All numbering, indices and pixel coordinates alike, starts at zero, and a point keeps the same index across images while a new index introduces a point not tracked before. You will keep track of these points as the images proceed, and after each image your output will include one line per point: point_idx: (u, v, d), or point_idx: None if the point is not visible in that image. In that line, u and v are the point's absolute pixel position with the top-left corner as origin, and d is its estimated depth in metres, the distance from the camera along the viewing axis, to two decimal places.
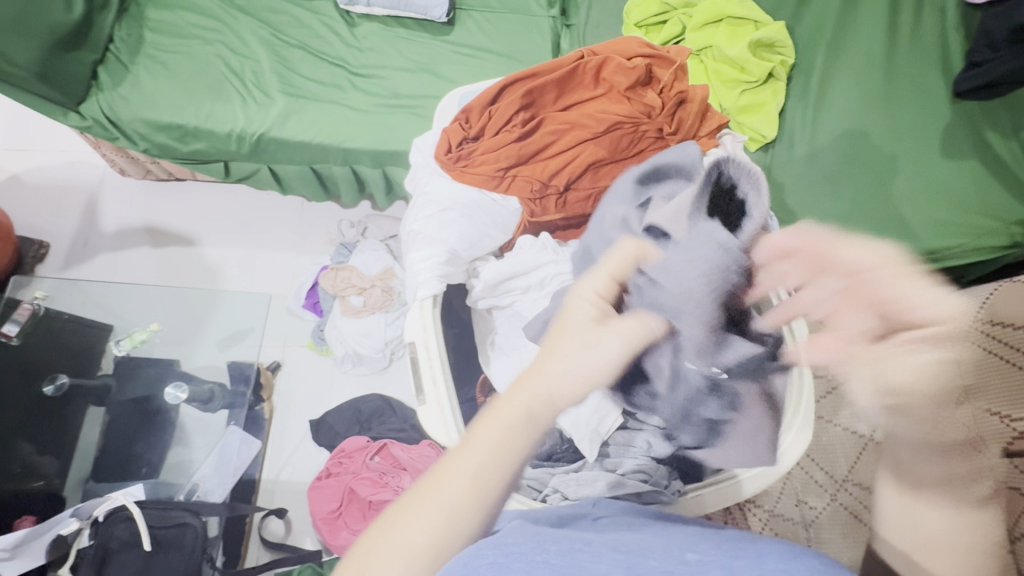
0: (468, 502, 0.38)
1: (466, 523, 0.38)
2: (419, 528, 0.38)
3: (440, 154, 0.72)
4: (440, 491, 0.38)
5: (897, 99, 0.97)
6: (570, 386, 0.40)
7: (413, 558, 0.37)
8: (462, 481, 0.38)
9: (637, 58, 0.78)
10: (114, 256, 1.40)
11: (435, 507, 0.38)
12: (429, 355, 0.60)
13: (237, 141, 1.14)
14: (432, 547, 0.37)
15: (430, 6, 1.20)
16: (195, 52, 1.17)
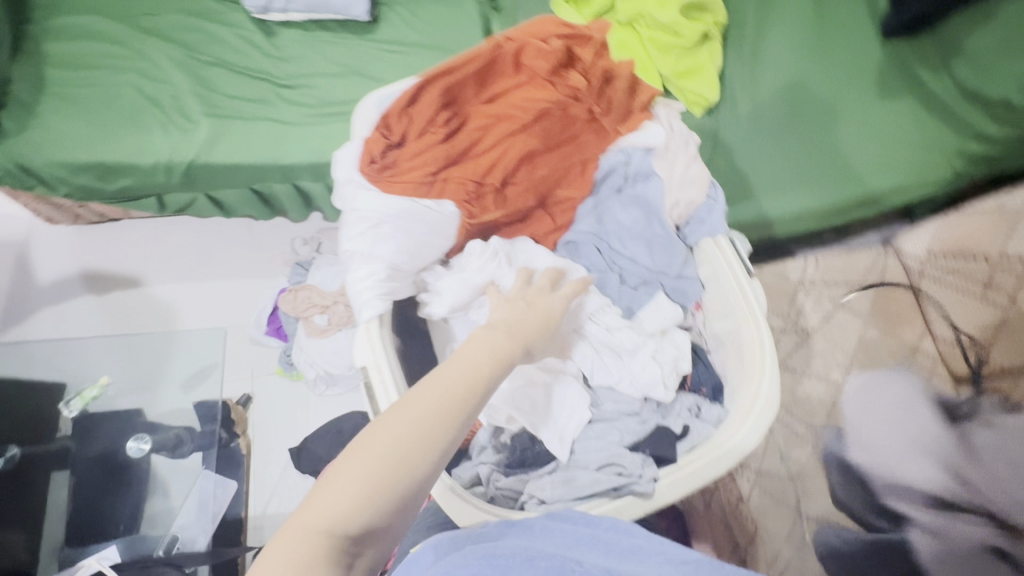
0: (461, 396, 0.45)
1: (461, 415, 0.44)
2: (421, 405, 0.43)
3: (362, 166, 0.66)
4: (440, 381, 0.45)
5: (831, 43, 0.98)
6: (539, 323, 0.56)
7: (427, 429, 0.42)
8: (458, 379, 0.46)
9: (552, 40, 0.74)
10: (57, 309, 1.33)
11: (446, 392, 0.44)
12: (383, 379, 0.57)
13: (165, 171, 1.07)
14: (434, 423, 0.42)
15: (350, 5, 1.14)
16: (106, 83, 1.09)
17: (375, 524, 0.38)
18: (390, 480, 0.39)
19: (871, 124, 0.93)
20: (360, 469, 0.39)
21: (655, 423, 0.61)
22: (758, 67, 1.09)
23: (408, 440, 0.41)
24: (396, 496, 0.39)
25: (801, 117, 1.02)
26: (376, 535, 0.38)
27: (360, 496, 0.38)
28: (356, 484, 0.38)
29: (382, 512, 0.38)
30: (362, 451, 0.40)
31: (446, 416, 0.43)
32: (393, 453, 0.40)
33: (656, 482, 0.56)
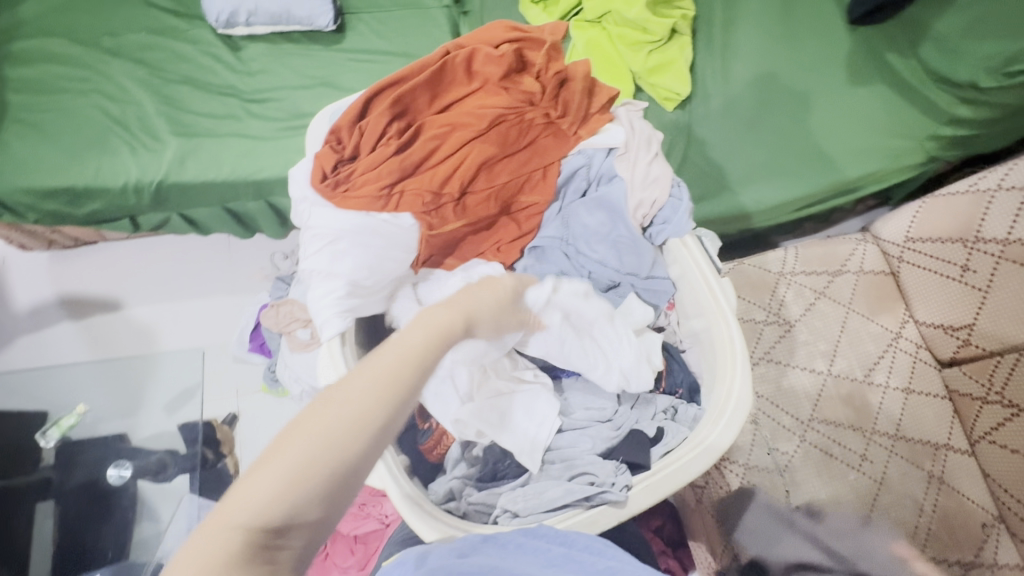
0: (406, 371, 0.40)
1: (404, 397, 0.39)
2: (360, 386, 0.38)
3: (315, 182, 0.67)
4: (383, 357, 0.40)
5: (799, 35, 1.04)
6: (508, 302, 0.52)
7: (365, 407, 0.37)
8: (404, 355, 0.41)
9: (503, 45, 0.73)
10: (34, 338, 1.30)
11: (389, 366, 0.39)
12: None
13: (135, 193, 1.06)
14: (372, 405, 0.37)
15: (314, 15, 1.13)
16: (69, 106, 1.08)
17: (300, 517, 0.34)
18: (318, 465, 0.35)
19: (842, 111, 0.99)
20: (285, 459, 0.34)
21: (628, 428, 0.63)
22: (728, 60, 1.08)
23: (340, 425, 0.36)
24: (327, 485, 0.35)
25: (773, 106, 1.03)
26: (303, 529, 0.34)
27: (283, 488, 0.34)
28: (279, 477, 0.34)
29: (310, 501, 0.34)
30: (292, 436, 0.36)
31: (387, 398, 0.38)
32: (321, 440, 0.35)
33: (629, 489, 0.55)
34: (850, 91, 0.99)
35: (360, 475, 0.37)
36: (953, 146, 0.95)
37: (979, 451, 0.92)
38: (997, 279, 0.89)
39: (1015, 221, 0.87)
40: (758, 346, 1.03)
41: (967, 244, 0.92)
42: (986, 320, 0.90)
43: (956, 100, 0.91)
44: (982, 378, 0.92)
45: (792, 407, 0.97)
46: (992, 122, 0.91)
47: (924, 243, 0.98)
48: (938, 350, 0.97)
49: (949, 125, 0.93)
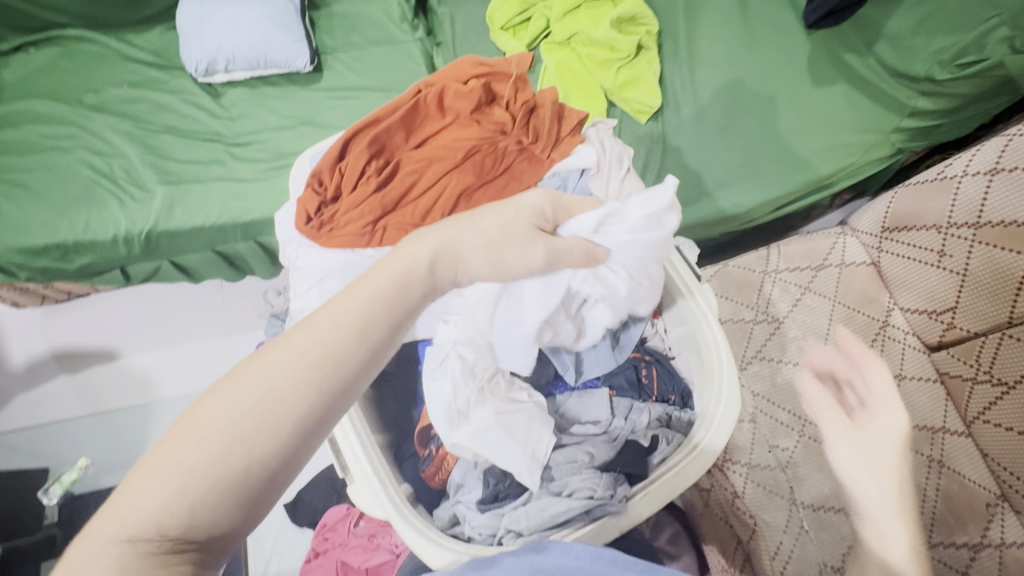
0: (316, 355, 0.39)
1: (314, 391, 0.38)
2: (263, 382, 0.37)
3: (300, 224, 0.70)
4: (289, 346, 0.39)
5: (760, 42, 1.07)
6: (473, 253, 0.48)
7: (268, 399, 0.37)
8: (317, 342, 0.39)
9: (471, 80, 0.77)
10: (33, 396, 1.30)
11: (294, 352, 0.38)
12: (344, 431, 0.58)
13: (125, 244, 1.07)
14: (278, 400, 0.37)
15: (292, 58, 1.16)
16: (55, 164, 1.09)
17: (203, 520, 0.34)
18: (213, 468, 0.34)
19: (805, 111, 1.03)
20: (178, 463, 0.34)
21: (624, 439, 0.63)
22: (695, 70, 1.12)
23: (241, 424, 0.36)
24: (227, 485, 0.35)
25: (742, 111, 1.07)
26: (206, 530, 0.34)
27: (176, 490, 0.34)
28: (174, 480, 0.34)
29: (210, 504, 0.34)
30: (187, 435, 0.35)
31: (293, 394, 0.37)
32: (218, 442, 0.35)
33: (628, 499, 0.58)
34: (814, 92, 1.02)
35: (268, 474, 0.36)
36: (917, 136, 0.98)
37: (976, 432, 0.90)
38: (974, 262, 0.88)
39: (982, 206, 0.86)
40: (749, 346, 1.07)
41: (942, 230, 0.92)
42: (966, 304, 0.90)
43: (916, 94, 0.94)
44: (970, 360, 0.90)
45: (789, 403, 0.98)
46: (952, 111, 0.93)
47: (900, 232, 1.00)
48: (923, 335, 0.98)
49: (913, 117, 0.96)
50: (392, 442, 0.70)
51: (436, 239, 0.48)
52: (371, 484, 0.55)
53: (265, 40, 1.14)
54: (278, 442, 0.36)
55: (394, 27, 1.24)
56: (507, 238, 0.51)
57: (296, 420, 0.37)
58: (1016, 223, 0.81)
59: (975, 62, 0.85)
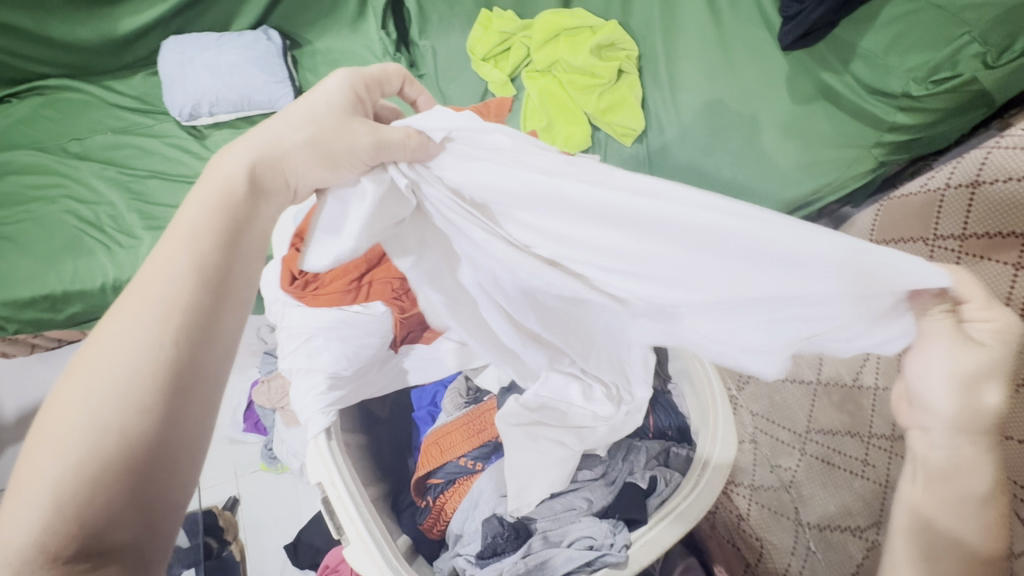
0: (163, 300, 0.34)
1: (160, 327, 0.33)
2: (105, 349, 0.32)
3: (284, 286, 0.62)
4: (122, 309, 0.33)
5: (739, 62, 1.07)
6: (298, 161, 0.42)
7: (122, 363, 0.31)
8: (154, 290, 0.34)
9: None
10: (24, 447, 1.27)
11: (137, 307, 0.33)
12: (338, 490, 0.58)
13: (113, 291, 1.06)
14: (132, 358, 0.31)
15: (276, 98, 1.16)
16: (41, 214, 1.09)
17: (109, 505, 0.28)
18: (96, 448, 0.28)
19: (788, 129, 1.04)
20: (41, 472, 0.27)
21: (621, 482, 0.65)
22: (677, 92, 1.15)
23: (104, 396, 0.30)
24: (121, 464, 0.29)
25: (723, 131, 1.09)
26: (119, 515, 0.28)
27: (58, 489, 0.27)
28: (47, 482, 0.27)
29: (111, 487, 0.28)
30: (46, 437, 0.29)
31: (145, 338, 0.32)
32: (91, 420, 0.29)
33: (629, 548, 0.56)
34: (792, 109, 1.03)
35: (166, 436, 0.30)
36: (898, 149, 0.98)
37: None
38: None
39: (967, 218, 0.85)
40: None
41: (928, 242, 0.92)
42: None
43: (894, 109, 0.93)
44: None
45: (788, 421, 0.95)
46: (931, 125, 0.93)
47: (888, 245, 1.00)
48: None
49: (892, 132, 0.96)
50: (392, 491, 0.72)
51: (249, 149, 0.41)
52: (367, 547, 0.54)
53: (247, 82, 1.14)
54: (160, 396, 0.31)
55: (376, 62, 1.25)
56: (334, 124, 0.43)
57: (155, 366, 0.31)
58: (999, 234, 0.80)
59: (950, 78, 0.86)
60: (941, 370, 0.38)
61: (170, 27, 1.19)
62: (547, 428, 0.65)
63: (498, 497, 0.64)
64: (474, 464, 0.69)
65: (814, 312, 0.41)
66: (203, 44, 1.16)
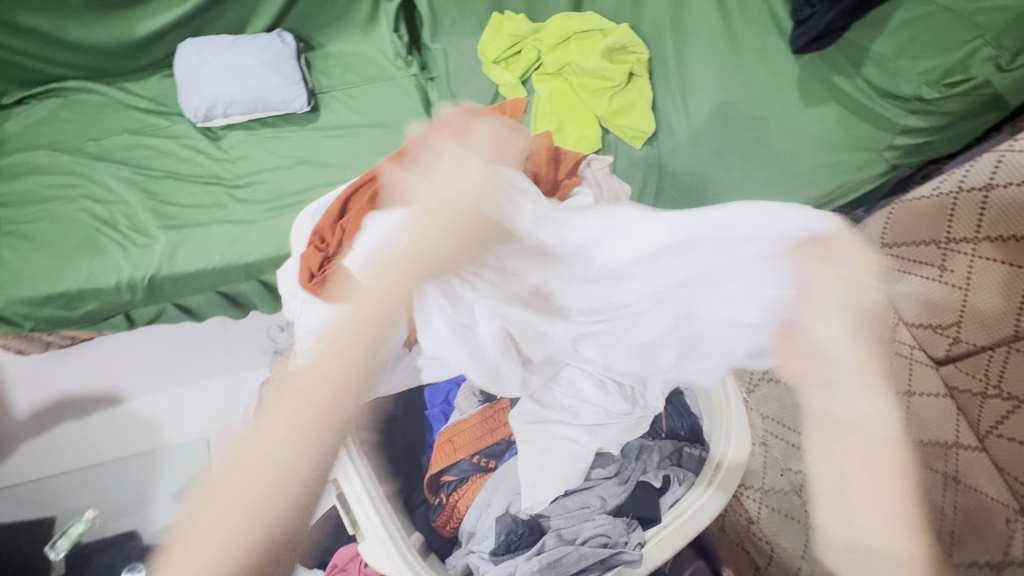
0: (342, 378, 0.48)
1: (345, 384, 0.48)
2: (314, 379, 0.48)
3: (303, 282, 0.71)
4: (314, 378, 0.48)
5: (749, 65, 1.07)
6: (438, 249, 0.51)
7: (312, 417, 0.47)
8: (338, 370, 0.48)
9: None
10: (37, 443, 1.28)
11: (324, 379, 0.47)
12: (355, 486, 0.58)
13: (128, 289, 1.07)
14: (317, 416, 0.47)
15: (289, 100, 1.18)
16: (58, 213, 1.11)
17: (280, 503, 0.46)
18: (290, 466, 0.46)
19: (797, 132, 1.04)
20: (268, 460, 0.46)
21: (635, 480, 0.66)
22: (687, 94, 1.14)
23: (296, 435, 0.46)
24: (299, 478, 0.47)
25: (735, 133, 1.08)
26: (288, 506, 0.46)
27: (267, 479, 0.46)
28: (263, 469, 0.46)
29: (288, 491, 0.46)
30: (267, 439, 0.47)
31: (335, 385, 0.48)
32: (294, 445, 0.46)
33: (643, 546, 0.58)
34: (803, 113, 1.03)
35: (319, 466, 0.48)
36: (910, 152, 0.98)
37: (988, 446, 0.87)
38: (974, 279, 0.86)
39: (981, 222, 0.85)
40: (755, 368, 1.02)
41: (941, 246, 0.92)
42: (970, 321, 0.88)
43: (905, 112, 0.94)
44: (979, 373, 0.88)
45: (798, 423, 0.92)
46: (942, 128, 0.93)
47: (899, 248, 1.00)
48: (931, 349, 0.95)
49: (904, 135, 0.96)
50: (403, 489, 0.72)
51: (414, 239, 0.50)
52: (385, 544, 0.55)
53: (261, 84, 1.16)
54: (328, 442, 0.48)
55: (388, 64, 1.26)
56: (455, 224, 0.51)
57: (330, 425, 0.47)
58: (1013, 237, 0.80)
59: (963, 82, 0.86)
60: (834, 330, 0.48)
61: (186, 30, 1.21)
62: (558, 428, 0.67)
63: (513, 494, 0.65)
64: (487, 462, 0.70)
65: (743, 280, 0.56)
66: (219, 46, 1.18)
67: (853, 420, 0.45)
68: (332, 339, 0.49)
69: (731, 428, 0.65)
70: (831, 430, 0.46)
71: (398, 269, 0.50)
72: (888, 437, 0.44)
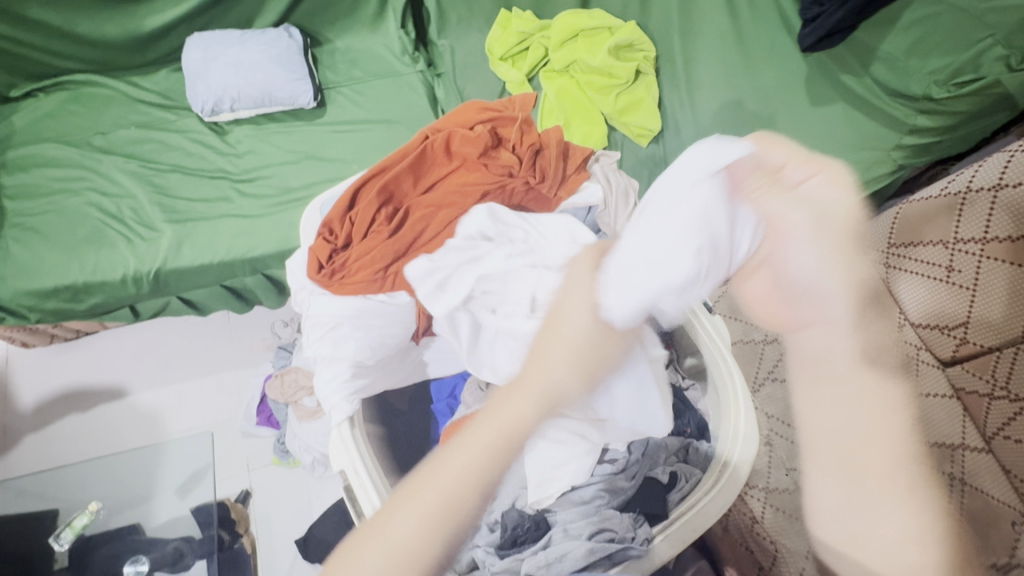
0: (452, 501, 0.41)
1: (467, 503, 0.41)
2: (436, 491, 0.41)
3: (312, 274, 0.70)
4: (423, 493, 0.42)
5: (756, 64, 1.07)
6: (563, 391, 0.46)
7: (405, 550, 0.40)
8: (447, 490, 0.41)
9: (477, 126, 0.80)
10: (42, 436, 1.28)
11: (429, 498, 0.41)
12: (361, 479, 0.59)
13: (134, 283, 1.08)
14: (411, 546, 0.40)
15: (296, 95, 1.18)
16: (65, 206, 1.11)
17: None
18: None
19: (805, 131, 1.03)
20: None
21: (642, 476, 0.65)
22: (694, 93, 1.14)
23: (387, 561, 0.39)
24: None
25: (741, 132, 1.08)
26: None
27: None
28: None
29: None
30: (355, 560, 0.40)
31: (458, 499, 0.41)
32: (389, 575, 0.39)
33: (651, 542, 0.58)
34: (812, 112, 1.03)
35: None
36: (918, 152, 0.98)
37: (996, 447, 0.86)
38: (983, 278, 0.85)
39: (989, 221, 0.84)
40: (761, 367, 1.02)
41: (949, 245, 0.91)
42: (977, 321, 0.87)
43: (914, 112, 0.94)
44: (986, 375, 0.87)
45: None
46: (950, 129, 0.93)
47: (907, 248, 0.99)
48: (937, 350, 0.95)
49: (912, 135, 0.96)
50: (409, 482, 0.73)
51: (541, 365, 0.47)
52: None
53: (268, 79, 1.16)
54: None
55: (394, 60, 1.27)
56: (588, 352, 0.48)
57: (420, 556, 0.40)
58: (1021, 237, 0.79)
59: (972, 81, 0.86)
60: (809, 254, 0.51)
61: (193, 24, 1.21)
62: (568, 422, 0.65)
63: (520, 489, 0.66)
64: None
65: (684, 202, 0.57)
66: (226, 41, 1.18)
67: (869, 360, 0.48)
68: (447, 448, 0.44)
69: (739, 424, 0.65)
70: (815, 377, 0.50)
71: (522, 397, 0.45)
72: (891, 399, 0.46)
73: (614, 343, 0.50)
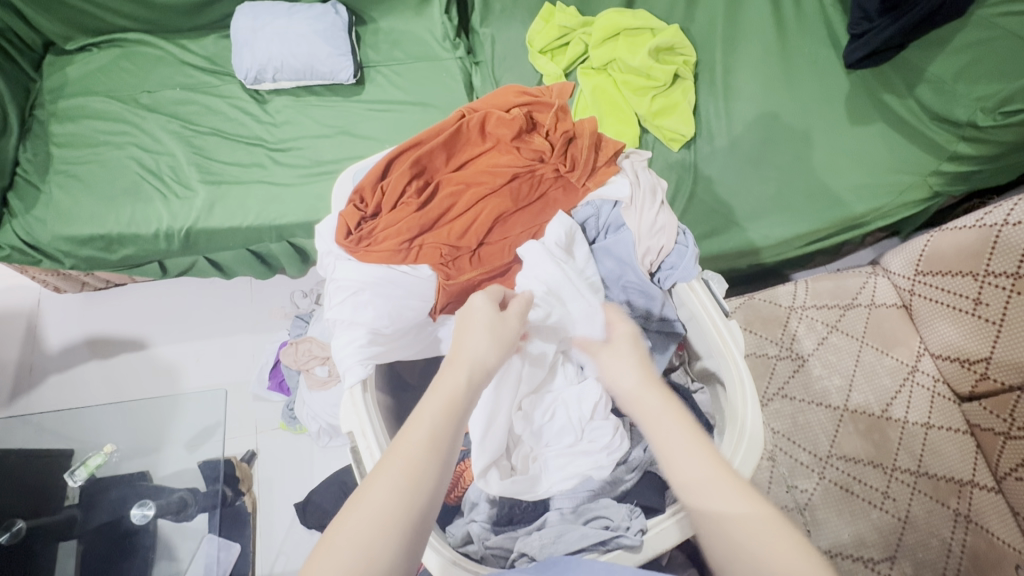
0: (422, 461, 0.46)
1: (431, 468, 0.46)
2: (402, 460, 0.46)
3: (339, 239, 0.72)
4: (392, 469, 0.45)
5: (797, 76, 1.07)
6: (491, 354, 0.55)
7: (389, 519, 0.43)
8: (411, 459, 0.46)
9: (514, 109, 0.80)
10: (64, 377, 1.33)
11: (398, 470, 0.45)
12: (368, 442, 0.62)
13: (165, 239, 1.11)
14: (391, 511, 0.43)
15: (337, 70, 1.20)
16: (107, 158, 1.15)
17: None
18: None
19: (840, 147, 1.02)
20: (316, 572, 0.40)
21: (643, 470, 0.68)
22: (730, 101, 1.10)
23: (374, 528, 0.42)
24: None
25: (775, 144, 1.05)
26: None
27: None
28: None
29: None
30: (335, 541, 0.42)
31: (422, 465, 0.46)
32: (377, 539, 0.42)
33: (643, 534, 0.59)
34: (849, 130, 1.02)
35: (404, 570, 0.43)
36: (956, 180, 0.98)
37: (1005, 488, 0.86)
38: (1012, 315, 0.83)
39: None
40: (770, 382, 0.99)
41: (978, 277, 0.87)
42: (1001, 356, 0.85)
43: (956, 138, 0.95)
44: (1003, 414, 0.87)
45: (809, 443, 0.94)
46: (994, 157, 0.93)
47: (934, 277, 0.94)
48: (955, 384, 0.94)
49: (952, 161, 0.96)
50: None
51: (463, 344, 0.54)
52: None
53: (312, 53, 1.18)
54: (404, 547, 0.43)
55: (436, 45, 1.28)
56: (499, 328, 0.57)
57: (403, 517, 0.43)
58: None
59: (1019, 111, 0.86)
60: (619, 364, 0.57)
61: None
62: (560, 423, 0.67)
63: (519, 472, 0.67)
64: None
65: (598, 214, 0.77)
66: (274, 11, 1.20)
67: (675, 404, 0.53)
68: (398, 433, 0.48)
69: (743, 435, 0.66)
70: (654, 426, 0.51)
71: (457, 367, 0.52)
72: (669, 409, 0.52)
73: (514, 319, 0.60)
